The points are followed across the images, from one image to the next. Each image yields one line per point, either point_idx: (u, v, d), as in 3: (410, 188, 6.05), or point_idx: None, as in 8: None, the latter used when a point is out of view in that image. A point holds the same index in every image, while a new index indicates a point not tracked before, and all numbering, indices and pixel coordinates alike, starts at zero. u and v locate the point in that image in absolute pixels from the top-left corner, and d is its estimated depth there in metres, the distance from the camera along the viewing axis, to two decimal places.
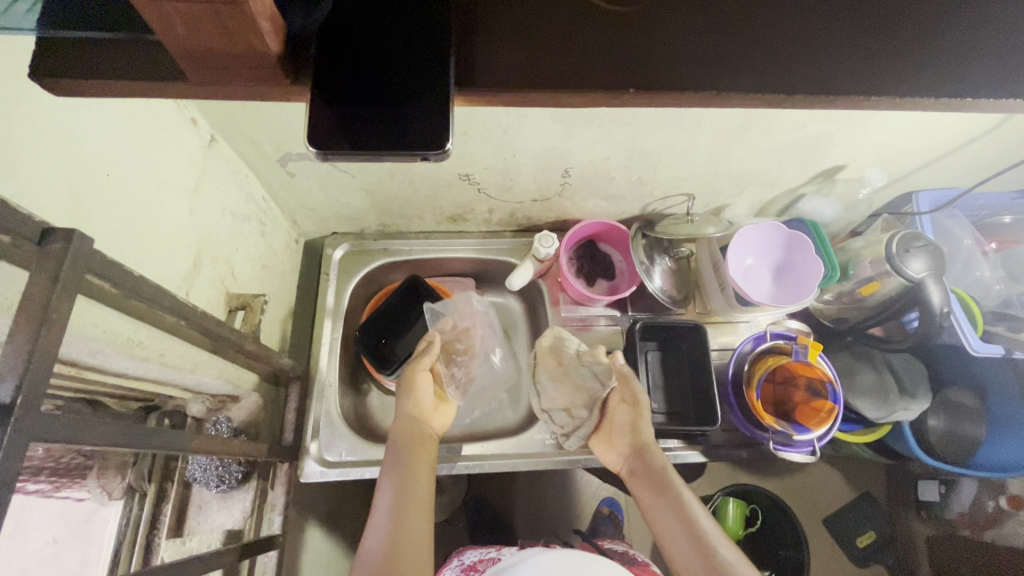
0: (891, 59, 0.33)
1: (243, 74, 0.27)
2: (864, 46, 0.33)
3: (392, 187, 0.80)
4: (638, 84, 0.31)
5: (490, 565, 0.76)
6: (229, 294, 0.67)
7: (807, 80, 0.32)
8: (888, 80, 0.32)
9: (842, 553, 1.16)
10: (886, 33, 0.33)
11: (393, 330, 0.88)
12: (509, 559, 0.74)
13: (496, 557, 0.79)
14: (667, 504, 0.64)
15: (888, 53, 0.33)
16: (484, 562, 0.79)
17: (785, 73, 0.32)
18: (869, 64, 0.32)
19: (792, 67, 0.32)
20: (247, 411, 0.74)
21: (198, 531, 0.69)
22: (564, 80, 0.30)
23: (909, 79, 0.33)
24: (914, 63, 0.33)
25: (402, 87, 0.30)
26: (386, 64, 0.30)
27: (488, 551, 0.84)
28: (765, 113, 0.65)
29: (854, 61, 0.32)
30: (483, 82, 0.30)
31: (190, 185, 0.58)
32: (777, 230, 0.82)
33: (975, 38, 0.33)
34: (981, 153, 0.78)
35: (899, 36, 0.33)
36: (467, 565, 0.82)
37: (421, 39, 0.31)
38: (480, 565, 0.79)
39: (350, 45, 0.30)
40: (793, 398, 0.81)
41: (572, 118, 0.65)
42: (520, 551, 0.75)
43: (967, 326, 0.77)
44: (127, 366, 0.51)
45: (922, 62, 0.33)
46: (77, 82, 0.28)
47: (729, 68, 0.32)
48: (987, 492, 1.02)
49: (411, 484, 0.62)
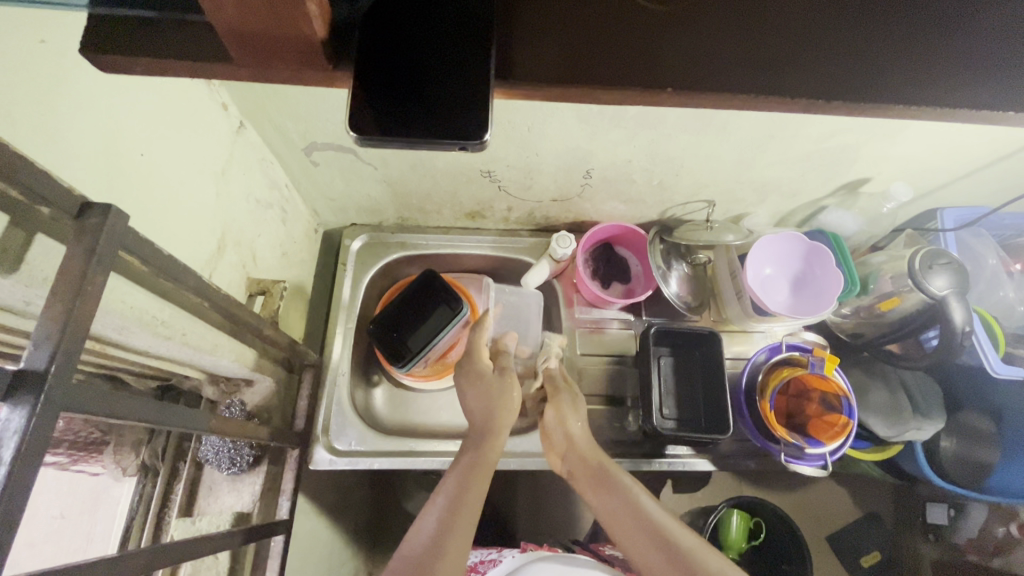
0: (941, 71, 0.32)
1: (291, 57, 0.28)
2: (913, 56, 0.32)
3: (414, 180, 0.80)
4: (676, 84, 0.31)
5: (490, 566, 0.77)
6: (249, 279, 0.67)
7: (853, 86, 0.32)
8: (936, 91, 0.32)
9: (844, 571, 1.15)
10: (938, 43, 0.32)
11: (406, 322, 0.87)
12: (513, 562, 0.74)
13: (497, 558, 0.79)
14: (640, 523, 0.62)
15: (941, 65, 0.32)
16: (485, 564, 0.79)
17: (827, 77, 0.32)
18: (914, 73, 0.32)
19: (837, 73, 0.32)
20: (261, 395, 0.74)
21: (208, 512, 0.69)
22: (599, 78, 0.30)
23: (955, 87, 0.32)
24: (966, 76, 0.32)
25: (439, 75, 0.30)
26: (421, 51, 0.30)
27: (490, 552, 0.83)
28: (792, 121, 0.65)
29: (896, 69, 0.32)
30: (523, 77, 0.30)
31: (218, 169, 0.59)
32: (796, 240, 0.82)
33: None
34: (1012, 172, 0.77)
35: (952, 45, 0.32)
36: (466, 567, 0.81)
37: (459, 28, 0.30)
38: (480, 565, 0.79)
39: (393, 38, 0.30)
40: (806, 411, 0.81)
41: (598, 118, 0.65)
42: (519, 555, 0.75)
43: (988, 347, 0.76)
44: (149, 345, 0.51)
45: (968, 72, 0.32)
46: (124, 58, 0.28)
47: (768, 69, 0.32)
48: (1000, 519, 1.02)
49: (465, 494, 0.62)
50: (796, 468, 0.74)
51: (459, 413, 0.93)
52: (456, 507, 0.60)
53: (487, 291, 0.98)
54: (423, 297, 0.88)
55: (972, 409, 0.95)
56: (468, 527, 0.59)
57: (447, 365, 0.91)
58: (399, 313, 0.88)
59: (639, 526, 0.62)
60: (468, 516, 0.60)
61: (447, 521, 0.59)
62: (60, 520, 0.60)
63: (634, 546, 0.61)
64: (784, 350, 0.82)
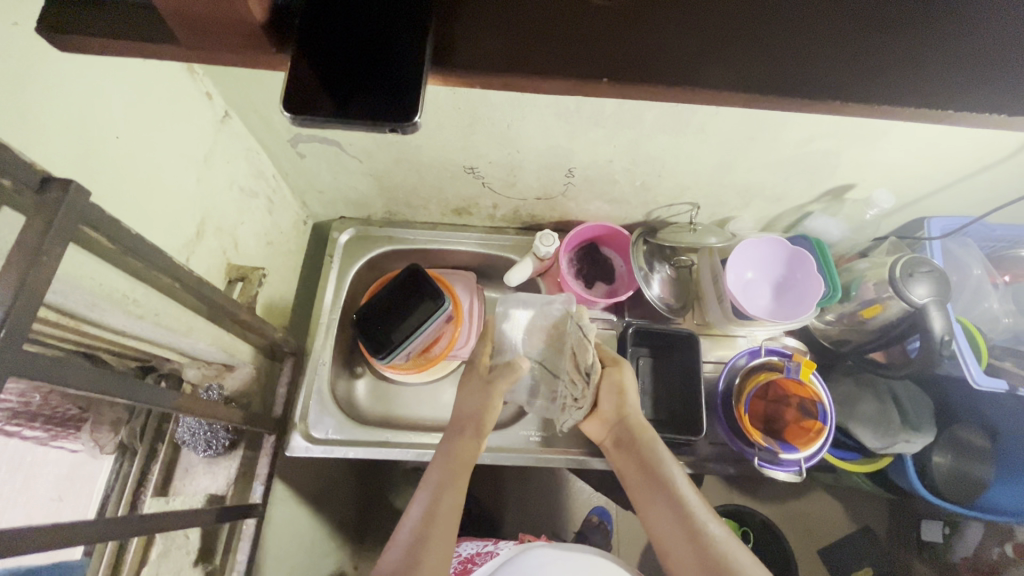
0: (899, 66, 0.32)
1: (233, 41, 0.28)
2: (866, 52, 0.32)
3: (399, 174, 0.81)
4: (612, 75, 0.31)
5: (486, 559, 0.79)
6: (229, 265, 0.69)
7: (799, 82, 0.32)
8: (893, 85, 0.32)
9: None
10: (892, 38, 0.32)
11: (387, 315, 0.88)
12: (506, 553, 0.77)
13: (493, 551, 0.82)
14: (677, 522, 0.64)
15: (899, 60, 0.32)
16: (482, 555, 0.82)
17: (774, 73, 0.32)
18: (869, 67, 0.32)
19: (785, 68, 0.32)
20: (241, 381, 0.76)
21: (183, 493, 0.71)
22: (536, 66, 0.31)
23: (910, 82, 0.32)
24: (924, 70, 0.32)
25: (380, 48, 0.30)
26: (363, 27, 0.31)
27: (485, 546, 0.87)
28: (770, 123, 0.65)
29: (848, 63, 0.32)
30: (461, 63, 0.30)
31: (199, 157, 0.60)
32: (778, 245, 0.82)
33: (974, 53, 0.32)
34: (1000, 182, 0.76)
35: (910, 40, 0.32)
36: (465, 557, 0.84)
37: (398, 6, 0.31)
38: (478, 557, 0.82)
39: (333, 16, 0.30)
40: (784, 416, 0.80)
41: (576, 117, 0.66)
42: (516, 546, 0.79)
43: (971, 359, 0.74)
44: (123, 323, 0.53)
45: (926, 67, 0.32)
46: (75, 39, 0.29)
47: (718, 62, 0.32)
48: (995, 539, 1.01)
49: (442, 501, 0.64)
50: (769, 473, 0.74)
51: (440, 407, 0.94)
52: (433, 520, 0.62)
53: (472, 288, 0.99)
54: (408, 291, 0.89)
55: (970, 425, 0.96)
56: (447, 542, 0.61)
57: (430, 360, 0.91)
58: (384, 305, 0.88)
59: (677, 525, 0.64)
60: (446, 532, 0.62)
61: (422, 534, 0.61)
62: (59, 501, 0.62)
63: (671, 547, 0.63)
64: (764, 354, 0.82)
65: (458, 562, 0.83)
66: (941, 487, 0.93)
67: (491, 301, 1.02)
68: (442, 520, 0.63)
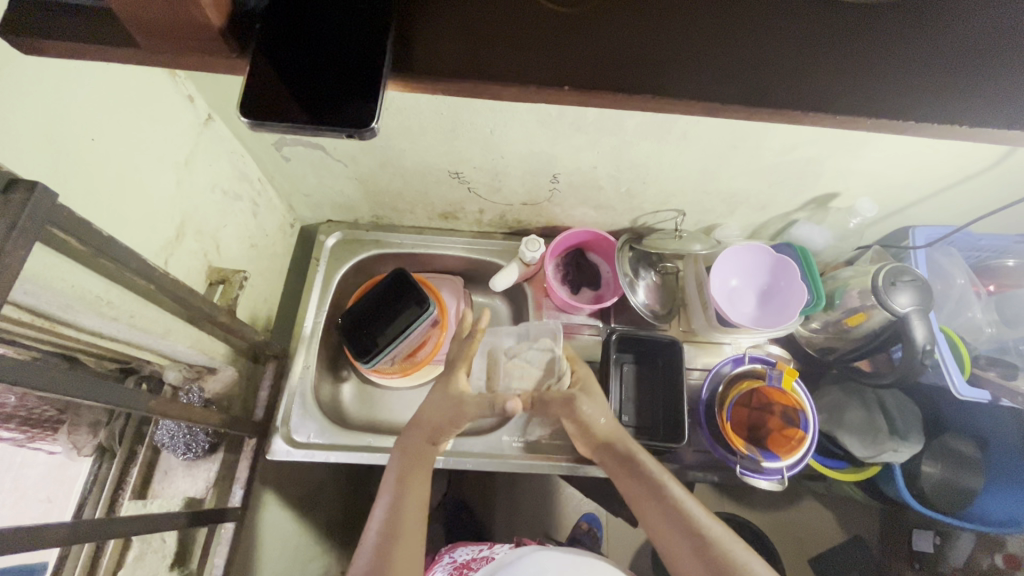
0: (862, 80, 0.32)
1: (191, 46, 0.28)
2: (828, 64, 0.33)
3: (384, 179, 0.82)
4: (573, 82, 0.31)
5: (483, 564, 0.79)
6: (210, 268, 0.69)
7: (765, 92, 0.32)
8: (857, 96, 0.32)
9: None
10: (854, 51, 0.33)
11: (372, 320, 0.88)
12: (502, 559, 0.76)
13: (489, 555, 0.82)
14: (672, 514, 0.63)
15: (863, 72, 0.32)
16: (479, 560, 0.81)
17: (740, 82, 0.32)
18: (833, 79, 0.32)
19: (752, 78, 0.32)
20: (223, 384, 0.75)
21: (161, 496, 0.71)
22: (498, 72, 0.31)
23: (875, 94, 0.32)
24: (886, 81, 0.33)
25: (342, 55, 0.30)
26: (323, 35, 0.31)
27: (480, 550, 0.86)
28: (751, 131, 0.66)
29: (811, 73, 0.32)
30: (422, 68, 0.30)
31: (180, 160, 0.61)
32: (763, 253, 0.81)
33: (936, 68, 0.33)
34: (982, 193, 0.76)
35: (872, 52, 0.33)
36: (460, 563, 0.84)
37: (360, 14, 0.31)
38: (474, 563, 0.82)
39: (293, 20, 0.30)
40: (767, 424, 0.80)
41: (558, 123, 0.66)
42: (512, 550, 0.79)
43: (954, 367, 0.74)
44: (98, 325, 0.53)
45: (889, 80, 0.32)
46: (35, 42, 0.29)
47: (686, 72, 0.32)
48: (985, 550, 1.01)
49: (405, 499, 0.64)
50: (750, 481, 0.73)
51: None
52: (396, 523, 0.62)
53: (458, 292, 1.00)
54: (393, 294, 0.89)
55: (960, 436, 0.96)
56: (411, 547, 0.61)
57: (414, 363, 0.91)
58: (371, 308, 0.88)
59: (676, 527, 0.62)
60: (408, 536, 0.61)
61: (386, 538, 0.61)
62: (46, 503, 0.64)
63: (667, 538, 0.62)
64: (747, 362, 0.82)
65: (452, 568, 0.83)
66: (929, 496, 0.95)
67: (478, 306, 1.02)
68: (405, 520, 0.62)
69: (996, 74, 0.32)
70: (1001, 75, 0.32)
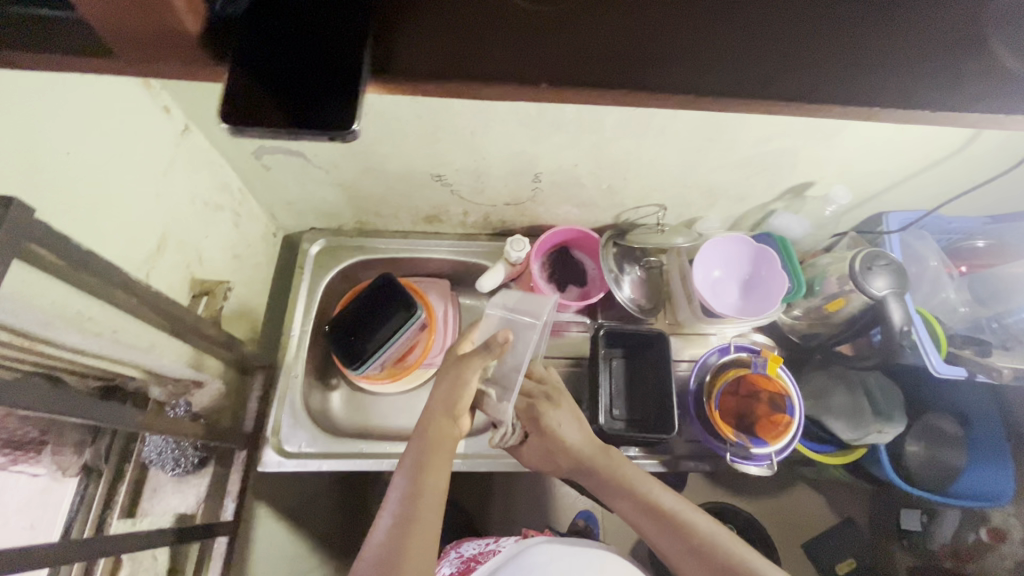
0: (828, 71, 0.34)
1: (168, 57, 0.29)
2: (797, 54, 0.34)
3: (367, 184, 0.82)
4: (549, 80, 0.32)
5: (490, 557, 0.79)
6: (193, 280, 0.68)
7: (736, 84, 0.33)
8: (823, 88, 0.34)
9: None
10: (821, 41, 0.34)
11: (360, 325, 0.87)
12: (509, 550, 0.76)
13: (496, 548, 0.82)
14: (660, 530, 0.65)
15: (829, 60, 0.34)
16: (486, 553, 0.81)
17: (716, 76, 0.33)
18: (801, 69, 0.34)
19: (724, 70, 0.33)
20: (210, 397, 0.75)
21: (151, 513, 0.70)
22: (477, 74, 0.32)
23: (840, 84, 0.34)
24: (852, 71, 0.34)
25: (320, 53, 0.30)
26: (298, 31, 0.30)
27: (487, 544, 0.86)
28: (727, 124, 0.67)
29: (782, 64, 0.34)
30: (401, 69, 0.31)
31: (158, 172, 0.60)
32: (744, 244, 0.83)
33: (897, 59, 0.34)
34: (949, 178, 0.78)
35: (840, 41, 0.34)
36: (468, 556, 0.84)
37: (336, 13, 0.31)
38: (480, 556, 0.82)
39: (267, 24, 0.30)
40: (755, 411, 0.81)
41: (538, 123, 0.67)
42: (518, 542, 0.78)
43: (931, 347, 0.75)
44: (80, 342, 0.52)
45: (854, 70, 0.34)
46: (8, 55, 0.29)
47: (660, 67, 0.33)
48: (970, 524, 1.04)
49: (426, 481, 0.61)
50: (741, 468, 0.75)
51: (418, 416, 0.94)
52: (413, 505, 0.58)
53: (445, 295, 1.00)
54: (378, 298, 0.88)
55: (943, 414, 0.98)
56: (429, 532, 0.57)
57: (404, 368, 0.91)
58: (357, 314, 0.87)
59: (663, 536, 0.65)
60: (426, 520, 0.58)
61: (403, 523, 0.57)
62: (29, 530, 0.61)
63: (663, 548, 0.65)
64: (733, 351, 0.83)
65: (460, 562, 0.83)
66: (918, 479, 0.96)
67: (466, 308, 1.02)
68: (424, 502, 0.59)
69: (952, 63, 0.34)
70: (956, 64, 0.34)
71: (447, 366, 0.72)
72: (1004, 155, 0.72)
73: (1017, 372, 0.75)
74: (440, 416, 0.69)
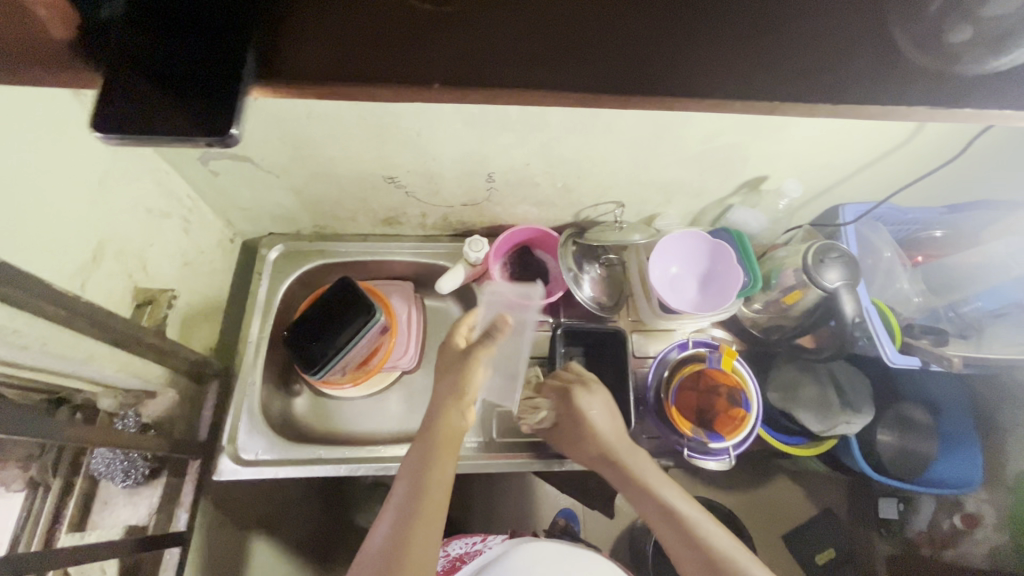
0: (728, 67, 0.34)
1: (37, 60, 0.28)
2: (695, 51, 0.34)
3: (319, 188, 0.81)
4: (443, 79, 0.32)
5: (475, 557, 0.78)
6: (136, 289, 0.67)
7: (634, 81, 0.33)
8: (723, 84, 0.34)
9: (799, 566, 1.16)
10: (719, 36, 0.34)
11: (322, 328, 0.85)
12: (494, 550, 0.76)
13: (482, 548, 0.82)
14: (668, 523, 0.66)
15: (727, 56, 0.34)
16: (471, 553, 0.81)
17: (617, 75, 0.33)
18: (699, 66, 0.34)
19: (622, 68, 0.33)
20: (163, 407, 0.75)
21: (101, 526, 0.69)
22: (369, 76, 0.31)
23: (741, 79, 0.34)
24: (753, 67, 0.34)
25: (199, 57, 0.29)
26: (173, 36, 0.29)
27: (473, 544, 0.86)
28: (672, 121, 0.67)
29: (681, 61, 0.34)
30: (288, 72, 0.30)
31: (94, 181, 0.59)
32: (699, 238, 0.83)
33: (801, 52, 0.34)
34: (900, 169, 0.79)
35: (741, 36, 0.34)
36: (454, 557, 0.84)
37: (215, 15, 0.30)
38: (466, 556, 0.81)
39: (141, 30, 0.29)
40: (715, 405, 0.81)
41: (483, 123, 0.66)
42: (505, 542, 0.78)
43: (885, 337, 0.77)
44: (8, 356, 0.51)
45: (756, 65, 0.34)
46: None
47: (558, 66, 0.33)
48: (944, 511, 1.05)
49: (430, 475, 0.63)
50: (698, 463, 0.75)
51: (385, 419, 0.94)
52: (417, 499, 0.61)
53: (408, 296, 0.98)
54: (337, 302, 0.86)
55: (914, 403, 0.99)
56: (432, 524, 0.60)
57: (366, 371, 0.90)
58: (316, 318, 0.86)
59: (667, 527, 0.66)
60: (430, 514, 0.61)
61: (408, 514, 0.60)
62: None
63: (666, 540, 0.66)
64: (691, 346, 0.83)
65: (446, 562, 0.82)
66: (887, 466, 0.97)
67: (432, 309, 1.02)
68: (428, 494, 0.62)
69: (857, 52, 0.34)
70: (862, 53, 0.34)
71: (450, 360, 0.73)
72: (949, 146, 0.73)
73: (966, 360, 0.76)
74: (445, 410, 0.70)
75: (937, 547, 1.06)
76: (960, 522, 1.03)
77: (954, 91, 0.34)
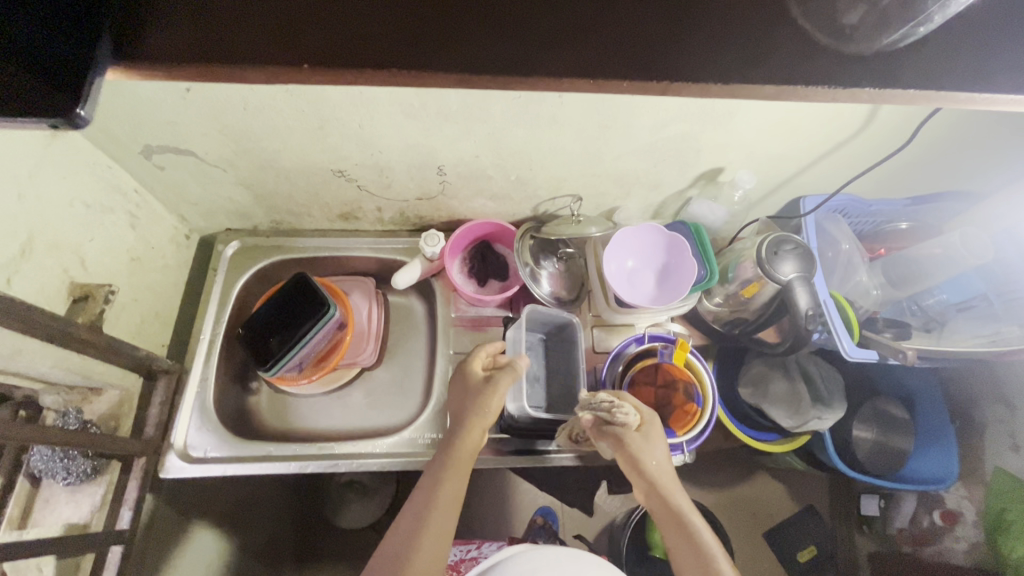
0: (618, 46, 0.33)
1: None
2: (581, 31, 0.33)
3: (269, 182, 0.80)
4: (311, 60, 0.30)
5: (471, 565, 0.77)
6: (72, 283, 0.66)
7: (520, 59, 0.32)
8: (615, 62, 0.32)
9: (781, 565, 1.14)
10: (605, 17, 0.33)
11: (278, 324, 0.84)
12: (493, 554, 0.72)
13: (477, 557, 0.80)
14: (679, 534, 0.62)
15: (614, 35, 0.33)
16: (466, 561, 0.79)
17: (500, 54, 0.32)
18: (587, 45, 0.32)
19: (506, 48, 0.32)
20: (108, 404, 0.74)
21: (41, 524, 0.66)
22: (235, 56, 0.30)
23: (633, 58, 0.32)
24: (644, 46, 0.33)
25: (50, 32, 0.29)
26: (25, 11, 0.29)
27: (469, 551, 0.84)
28: (614, 109, 0.66)
29: (568, 40, 0.32)
30: (153, 54, 0.30)
31: (22, 174, 0.58)
32: (655, 232, 0.82)
33: (693, 32, 0.33)
34: (854, 160, 0.78)
35: (628, 18, 0.33)
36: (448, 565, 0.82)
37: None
38: (462, 564, 0.80)
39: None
40: (672, 401, 0.79)
41: (423, 114, 0.65)
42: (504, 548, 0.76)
43: (842, 331, 0.75)
44: None
45: (648, 44, 0.33)
46: None
47: (438, 46, 0.32)
48: (925, 508, 1.02)
49: (441, 491, 0.65)
50: None
51: (346, 416, 0.92)
52: (427, 511, 0.63)
53: (367, 291, 0.96)
54: (293, 298, 0.86)
55: (892, 398, 0.98)
56: (440, 535, 0.62)
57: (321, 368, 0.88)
58: (272, 313, 0.85)
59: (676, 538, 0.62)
60: (438, 525, 0.62)
61: (419, 524, 0.62)
62: None
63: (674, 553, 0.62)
64: (647, 340, 0.82)
65: None
66: (866, 463, 0.94)
67: (394, 305, 1.01)
68: (437, 508, 0.63)
69: (752, 31, 0.33)
70: (756, 33, 0.33)
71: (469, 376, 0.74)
72: (898, 134, 0.72)
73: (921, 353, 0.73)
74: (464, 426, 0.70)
75: (918, 545, 1.03)
76: (940, 519, 1.00)
77: (859, 66, 0.33)
